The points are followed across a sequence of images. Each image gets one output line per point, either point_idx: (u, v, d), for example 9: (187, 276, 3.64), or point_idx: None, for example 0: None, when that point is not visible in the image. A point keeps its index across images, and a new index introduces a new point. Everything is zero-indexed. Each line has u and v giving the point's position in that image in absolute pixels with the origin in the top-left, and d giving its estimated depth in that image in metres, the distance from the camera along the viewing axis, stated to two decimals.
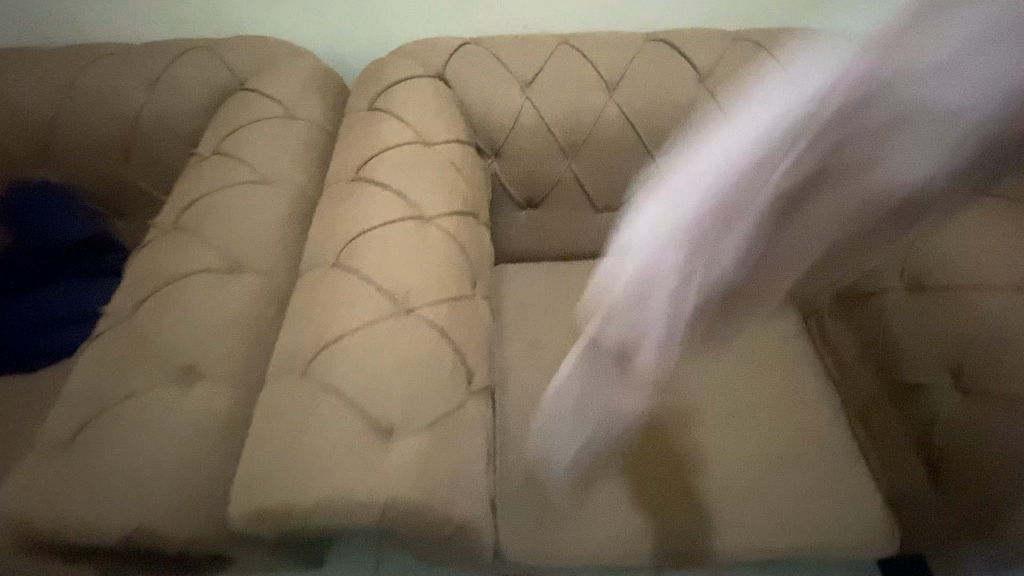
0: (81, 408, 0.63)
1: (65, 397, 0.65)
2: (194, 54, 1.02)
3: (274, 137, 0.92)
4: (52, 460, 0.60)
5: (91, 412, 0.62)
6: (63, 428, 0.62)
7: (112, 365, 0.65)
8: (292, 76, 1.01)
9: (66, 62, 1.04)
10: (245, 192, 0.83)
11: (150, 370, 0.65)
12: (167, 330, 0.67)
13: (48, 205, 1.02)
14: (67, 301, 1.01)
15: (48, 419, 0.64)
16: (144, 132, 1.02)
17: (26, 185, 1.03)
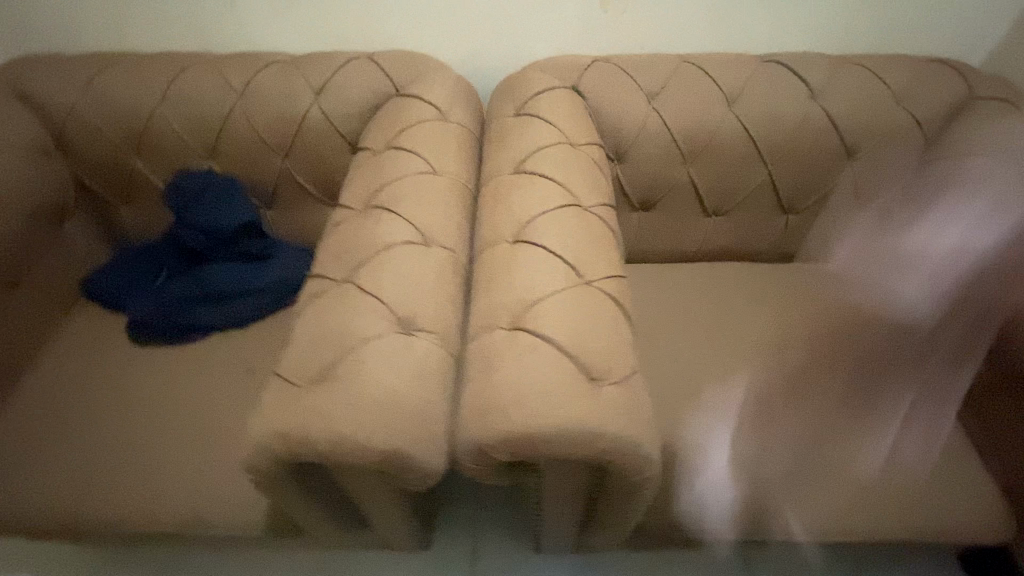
0: (318, 355, 0.70)
1: (299, 343, 0.72)
2: (354, 61, 1.14)
3: (438, 136, 1.03)
4: (299, 391, 0.66)
5: (329, 354, 0.69)
6: (302, 371, 0.69)
7: (340, 317, 0.73)
8: (442, 85, 1.13)
9: (236, 64, 1.13)
10: (424, 180, 0.93)
11: (373, 320, 0.72)
12: (384, 291, 0.75)
13: (209, 192, 1.14)
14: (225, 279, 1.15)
15: (283, 361, 0.71)
16: (308, 130, 1.13)
17: (192, 173, 1.15)
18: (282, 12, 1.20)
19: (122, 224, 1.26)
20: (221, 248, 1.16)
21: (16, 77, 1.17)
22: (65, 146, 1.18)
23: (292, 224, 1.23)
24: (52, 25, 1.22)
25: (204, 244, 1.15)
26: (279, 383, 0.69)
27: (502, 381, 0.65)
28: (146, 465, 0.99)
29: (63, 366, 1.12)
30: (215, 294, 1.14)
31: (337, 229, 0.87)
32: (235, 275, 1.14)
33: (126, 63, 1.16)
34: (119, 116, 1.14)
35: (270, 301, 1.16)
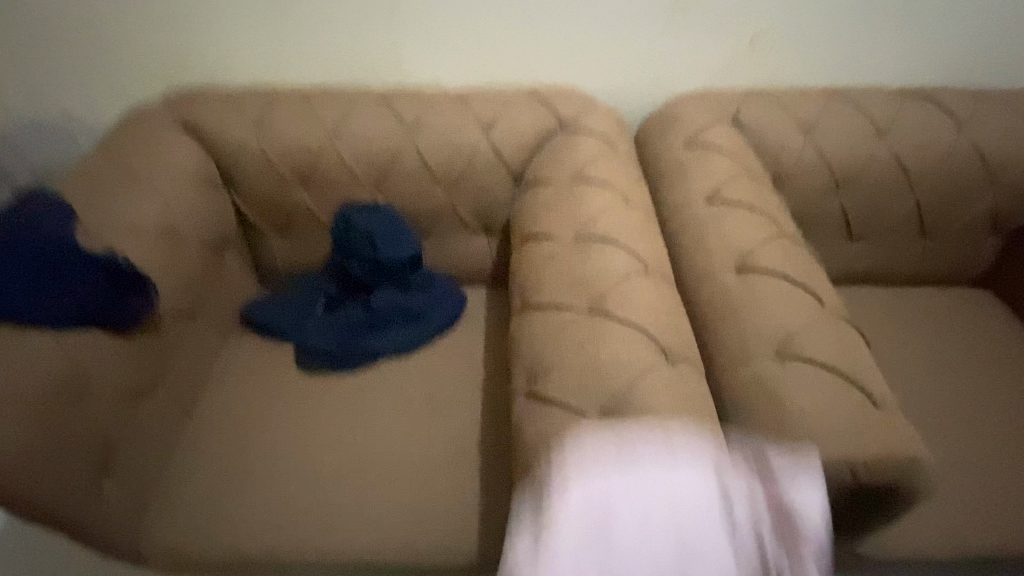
0: (595, 386, 0.72)
1: (561, 372, 0.75)
2: (517, 98, 1.19)
3: (619, 169, 1.06)
4: (584, 423, 0.69)
5: (601, 386, 0.72)
6: (584, 400, 0.71)
7: (598, 347, 0.75)
8: (604, 119, 1.17)
9: (405, 103, 1.19)
10: (625, 214, 0.95)
11: (635, 350, 0.75)
12: (636, 321, 0.78)
13: (381, 223, 1.16)
14: (390, 308, 1.16)
15: (552, 390, 0.73)
16: (474, 165, 1.18)
17: (363, 206, 1.18)
18: (438, 50, 1.22)
19: (271, 255, 1.28)
20: (386, 276, 1.18)
21: (181, 113, 1.19)
22: (229, 180, 1.20)
23: (444, 253, 1.28)
24: (208, 61, 1.24)
25: (372, 274, 1.17)
26: (556, 412, 0.71)
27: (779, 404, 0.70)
28: (344, 498, 0.96)
29: (233, 397, 1.10)
30: (382, 322, 1.15)
31: (555, 262, 0.89)
32: (400, 304, 1.16)
33: (294, 100, 1.20)
34: (288, 151, 1.17)
35: (435, 329, 1.19)
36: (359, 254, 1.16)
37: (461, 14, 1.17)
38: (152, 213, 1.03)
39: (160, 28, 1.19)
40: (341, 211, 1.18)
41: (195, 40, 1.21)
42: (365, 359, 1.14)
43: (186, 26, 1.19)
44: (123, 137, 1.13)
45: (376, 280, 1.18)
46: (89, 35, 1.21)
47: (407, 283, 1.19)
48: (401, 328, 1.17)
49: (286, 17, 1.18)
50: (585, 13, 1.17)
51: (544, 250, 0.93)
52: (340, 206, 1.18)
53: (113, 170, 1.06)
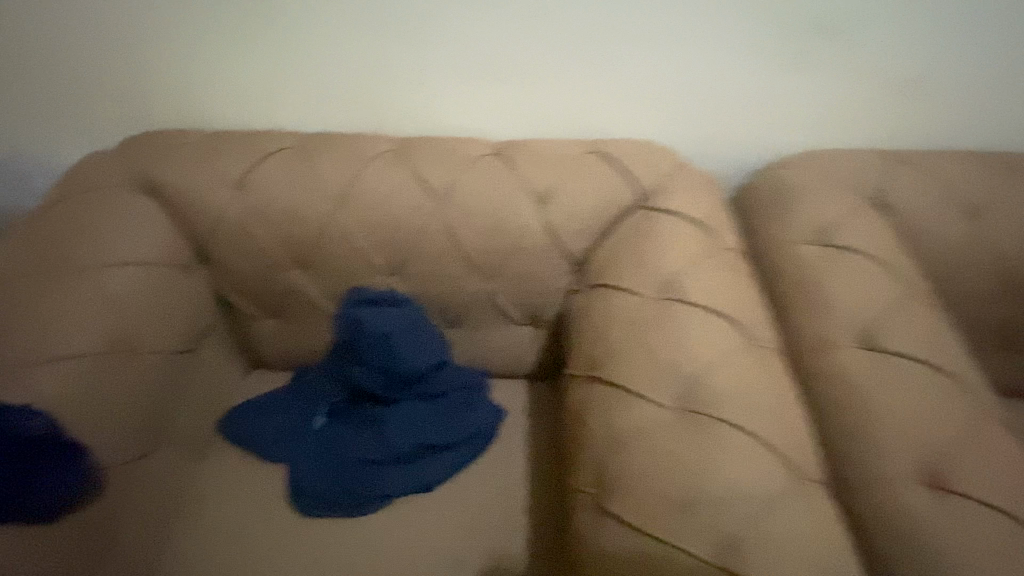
0: None
1: None
2: (584, 160, 0.89)
3: (727, 278, 0.77)
4: None
5: None
6: None
7: None
8: (699, 194, 0.87)
9: (433, 160, 0.90)
10: (741, 369, 0.68)
11: None
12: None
13: (398, 323, 0.90)
14: (405, 430, 0.91)
15: None
16: (523, 250, 0.89)
17: (377, 297, 0.92)
18: (481, 88, 0.94)
19: (260, 344, 1.02)
20: (402, 386, 0.92)
21: (140, 166, 0.90)
22: (203, 256, 0.93)
23: (476, 346, 1.01)
24: (182, 97, 0.96)
25: (384, 384, 0.92)
26: None
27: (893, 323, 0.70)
28: None
29: (203, 550, 0.84)
30: (395, 451, 0.90)
31: (649, 444, 0.62)
32: (418, 426, 0.92)
33: (285, 153, 0.90)
34: (278, 223, 0.89)
35: (463, 456, 0.93)
36: (367, 360, 0.90)
37: (513, 43, 0.90)
38: (94, 325, 0.77)
39: (121, 53, 0.92)
40: (348, 303, 0.92)
41: (167, 70, 0.94)
42: (370, 503, 0.88)
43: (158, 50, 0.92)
44: (63, 205, 0.86)
45: (389, 392, 0.92)
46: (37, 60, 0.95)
47: (428, 396, 0.94)
48: (419, 457, 0.91)
49: (284, 37, 0.90)
50: (673, 49, 0.89)
51: (632, 417, 0.66)
52: (348, 295, 0.93)
53: (42, 259, 0.79)
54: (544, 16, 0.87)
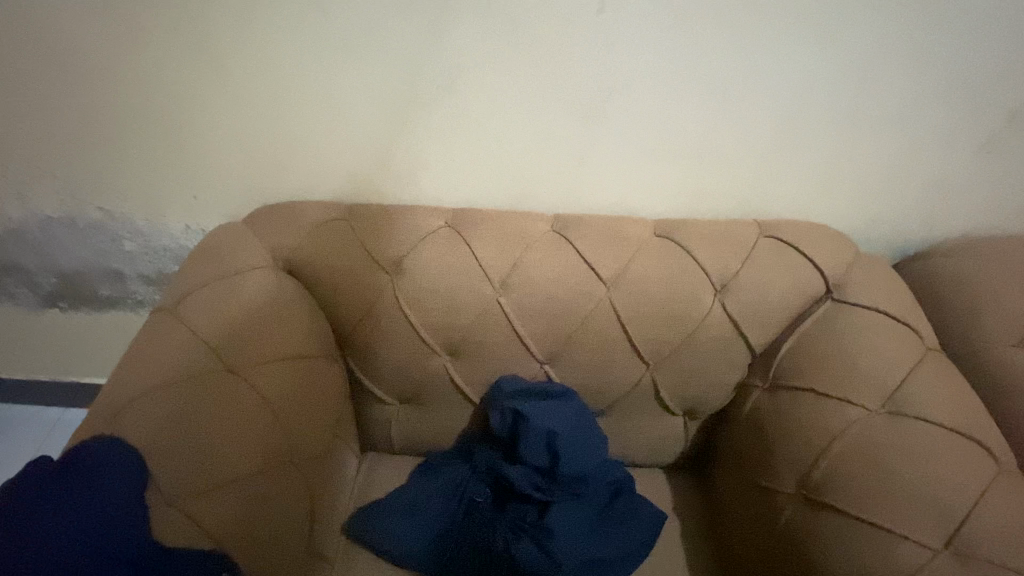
0: None
1: None
2: (763, 246, 0.84)
3: (950, 389, 0.72)
4: None
5: None
6: None
7: None
8: (889, 285, 0.82)
9: (602, 243, 0.85)
10: (1001, 504, 0.62)
11: None
12: None
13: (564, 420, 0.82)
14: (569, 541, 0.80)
15: None
16: (700, 341, 0.83)
17: (533, 390, 0.85)
18: (644, 163, 0.89)
19: (388, 430, 0.94)
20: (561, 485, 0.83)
21: (285, 245, 0.84)
22: (347, 342, 0.86)
23: (625, 436, 0.91)
24: (330, 167, 0.94)
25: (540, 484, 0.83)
26: None
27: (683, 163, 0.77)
28: None
29: None
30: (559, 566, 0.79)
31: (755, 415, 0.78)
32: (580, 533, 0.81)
33: (443, 233, 0.85)
34: (434, 309, 0.84)
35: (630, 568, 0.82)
36: (528, 458, 0.82)
37: (687, 123, 0.85)
38: (254, 435, 0.68)
39: (276, 127, 0.91)
40: (500, 393, 0.86)
41: (320, 143, 0.92)
42: None
43: (312, 119, 0.89)
44: (203, 289, 0.78)
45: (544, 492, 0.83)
46: (184, 129, 0.92)
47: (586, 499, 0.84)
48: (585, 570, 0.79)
49: (449, 112, 0.86)
50: (860, 133, 0.85)
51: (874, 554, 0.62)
52: (502, 385, 0.86)
53: (188, 361, 0.70)
54: (729, 99, 0.83)
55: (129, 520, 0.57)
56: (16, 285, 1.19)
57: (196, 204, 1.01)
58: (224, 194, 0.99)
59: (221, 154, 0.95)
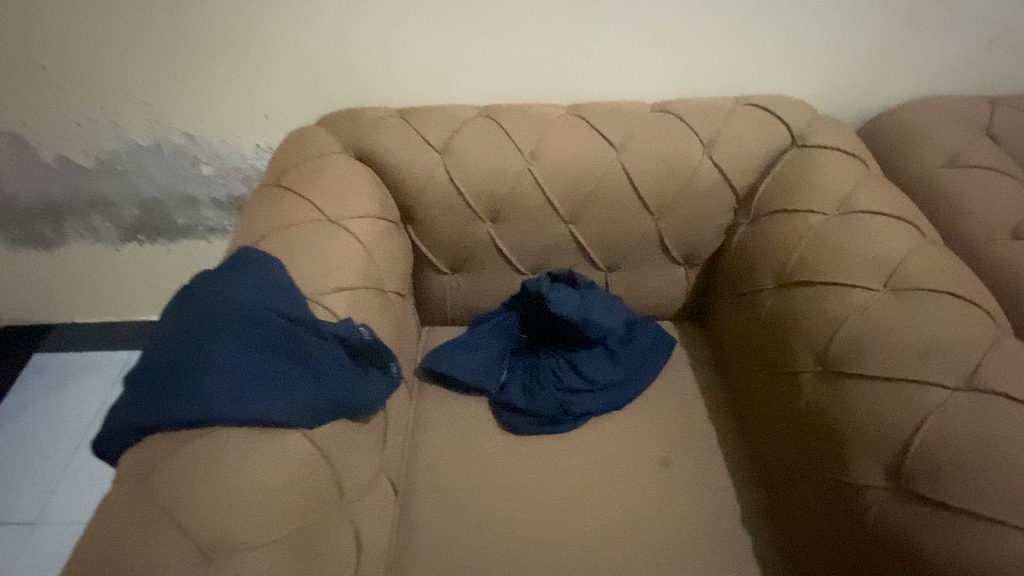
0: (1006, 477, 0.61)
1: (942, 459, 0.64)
2: (739, 111, 1.04)
3: (890, 195, 0.92)
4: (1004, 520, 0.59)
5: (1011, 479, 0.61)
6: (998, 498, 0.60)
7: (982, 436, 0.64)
8: (840, 132, 1.02)
9: (610, 119, 1.04)
10: (926, 256, 0.82)
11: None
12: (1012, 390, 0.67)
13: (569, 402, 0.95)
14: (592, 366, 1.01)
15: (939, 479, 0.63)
16: (694, 190, 1.02)
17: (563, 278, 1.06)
18: (640, 53, 1.09)
19: (442, 295, 1.13)
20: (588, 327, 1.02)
21: (355, 134, 1.03)
22: (406, 215, 1.05)
23: (637, 284, 1.12)
24: (378, 79, 1.13)
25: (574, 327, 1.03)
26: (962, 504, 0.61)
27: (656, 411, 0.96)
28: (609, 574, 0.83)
29: (440, 462, 0.95)
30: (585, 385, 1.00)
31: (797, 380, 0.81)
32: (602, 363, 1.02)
33: (480, 120, 1.05)
34: (477, 179, 1.02)
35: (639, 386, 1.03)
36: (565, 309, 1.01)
37: (671, 14, 1.04)
38: (353, 263, 0.87)
39: (332, 45, 1.09)
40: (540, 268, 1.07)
41: (371, 57, 1.10)
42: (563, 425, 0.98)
43: (362, 35, 1.08)
44: (294, 168, 0.97)
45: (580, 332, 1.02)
46: (255, 54, 1.11)
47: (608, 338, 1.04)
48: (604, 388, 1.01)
49: (475, 19, 1.05)
50: (814, 13, 1.04)
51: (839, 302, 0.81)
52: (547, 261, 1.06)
53: (294, 213, 0.90)
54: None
55: (285, 289, 0.75)
56: (103, 218, 1.38)
57: (265, 124, 1.20)
58: (290, 113, 1.19)
59: (285, 74, 1.13)
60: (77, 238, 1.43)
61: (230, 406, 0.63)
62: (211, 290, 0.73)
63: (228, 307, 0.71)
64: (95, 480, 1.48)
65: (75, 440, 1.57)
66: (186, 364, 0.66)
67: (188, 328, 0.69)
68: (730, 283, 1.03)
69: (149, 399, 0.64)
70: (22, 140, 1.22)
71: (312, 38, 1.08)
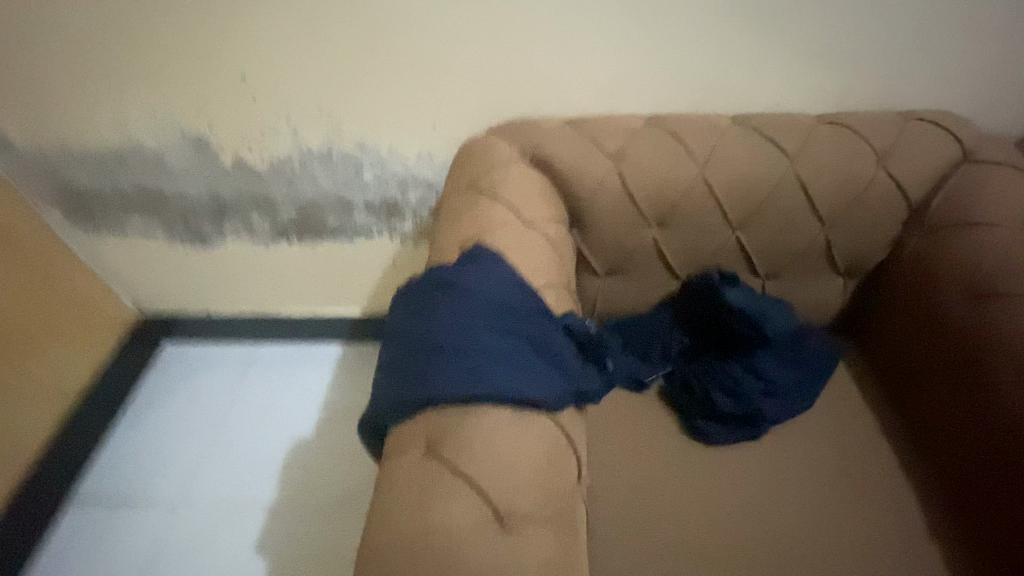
0: None
1: None
2: (912, 126, 1.05)
3: None
4: None
5: None
6: None
7: None
8: (1015, 149, 1.03)
9: (780, 132, 1.07)
10: None
11: None
12: None
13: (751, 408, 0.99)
14: (764, 374, 1.02)
15: None
16: (866, 201, 1.04)
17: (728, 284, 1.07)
18: (808, 66, 1.10)
19: (598, 298, 1.17)
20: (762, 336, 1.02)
21: (530, 143, 1.10)
22: (575, 220, 1.10)
23: (793, 294, 1.13)
24: (544, 90, 1.18)
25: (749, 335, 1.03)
26: None
27: (835, 442, 0.99)
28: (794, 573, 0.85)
29: (613, 456, 1.00)
30: (758, 392, 1.01)
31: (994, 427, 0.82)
32: (773, 370, 1.02)
33: (650, 131, 1.09)
34: (648, 187, 1.07)
35: (810, 395, 1.03)
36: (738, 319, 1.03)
37: (846, 28, 1.05)
38: (550, 266, 0.94)
39: (505, 58, 1.15)
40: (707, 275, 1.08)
41: (540, 69, 1.16)
42: (736, 431, 0.99)
43: (536, 49, 1.13)
44: (482, 177, 1.05)
45: (752, 340, 1.03)
46: (428, 67, 1.17)
47: (778, 348, 1.04)
48: (775, 396, 1.01)
49: (648, 33, 1.09)
50: (996, 26, 1.03)
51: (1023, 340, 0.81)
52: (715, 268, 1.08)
53: (493, 217, 0.97)
54: (892, 2, 1.01)
55: (518, 285, 0.80)
56: (260, 217, 1.48)
57: (427, 131, 1.27)
58: (451, 122, 1.26)
59: (455, 86, 1.20)
60: (232, 234, 1.54)
61: (504, 387, 0.69)
62: (453, 280, 0.79)
63: (475, 296, 0.76)
64: (239, 461, 1.56)
65: (203, 422, 1.65)
66: (451, 347, 0.72)
67: (443, 314, 0.75)
68: (900, 295, 1.03)
69: (423, 383, 0.70)
70: (208, 143, 1.35)
71: (486, 53, 1.14)
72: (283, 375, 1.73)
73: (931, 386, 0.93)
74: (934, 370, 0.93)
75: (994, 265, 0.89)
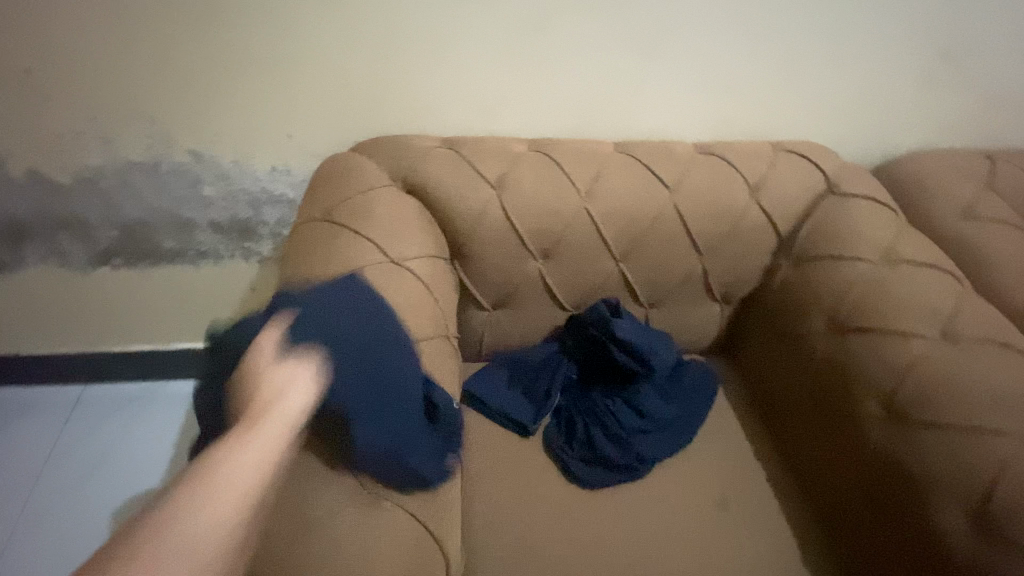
0: None
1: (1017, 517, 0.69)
2: (780, 158, 1.08)
3: (927, 246, 0.98)
4: None
5: None
6: None
7: None
8: (870, 181, 1.09)
9: (663, 161, 1.04)
10: (970, 309, 0.88)
11: None
12: None
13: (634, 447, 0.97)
14: (650, 410, 1.00)
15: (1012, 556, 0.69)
16: (741, 231, 1.05)
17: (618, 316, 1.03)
18: (688, 94, 1.10)
19: (482, 333, 1.09)
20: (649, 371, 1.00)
21: (402, 166, 0.97)
22: (454, 251, 1.00)
23: (677, 322, 1.12)
24: (418, 104, 1.06)
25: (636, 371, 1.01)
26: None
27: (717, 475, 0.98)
28: None
29: (495, 513, 0.91)
30: (643, 429, 0.99)
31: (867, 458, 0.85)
32: (658, 404, 1.01)
33: (533, 156, 1.02)
34: (531, 216, 0.99)
35: (692, 430, 1.03)
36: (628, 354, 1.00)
37: (722, 57, 1.06)
38: (420, 315, 0.82)
39: (373, 68, 1.01)
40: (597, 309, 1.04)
41: (413, 81, 1.03)
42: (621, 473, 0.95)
43: (407, 58, 1.01)
44: (343, 206, 0.91)
45: (639, 376, 1.01)
46: (282, 71, 1.00)
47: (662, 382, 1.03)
48: (659, 431, 1.00)
49: (530, 49, 1.01)
50: (849, 65, 1.09)
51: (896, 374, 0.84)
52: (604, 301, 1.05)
53: (353, 258, 0.84)
54: (762, 39, 1.04)
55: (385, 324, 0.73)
56: (72, 239, 1.20)
57: (284, 143, 1.09)
58: (312, 134, 1.09)
59: (315, 94, 1.04)
60: (35, 260, 1.24)
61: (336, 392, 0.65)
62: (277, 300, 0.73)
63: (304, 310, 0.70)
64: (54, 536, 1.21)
65: None
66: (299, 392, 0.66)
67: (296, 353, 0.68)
68: (773, 326, 1.05)
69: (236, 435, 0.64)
70: None
71: (351, 60, 1.00)
72: (108, 418, 1.41)
73: (805, 417, 0.97)
74: (810, 398, 0.96)
75: (855, 299, 0.93)
